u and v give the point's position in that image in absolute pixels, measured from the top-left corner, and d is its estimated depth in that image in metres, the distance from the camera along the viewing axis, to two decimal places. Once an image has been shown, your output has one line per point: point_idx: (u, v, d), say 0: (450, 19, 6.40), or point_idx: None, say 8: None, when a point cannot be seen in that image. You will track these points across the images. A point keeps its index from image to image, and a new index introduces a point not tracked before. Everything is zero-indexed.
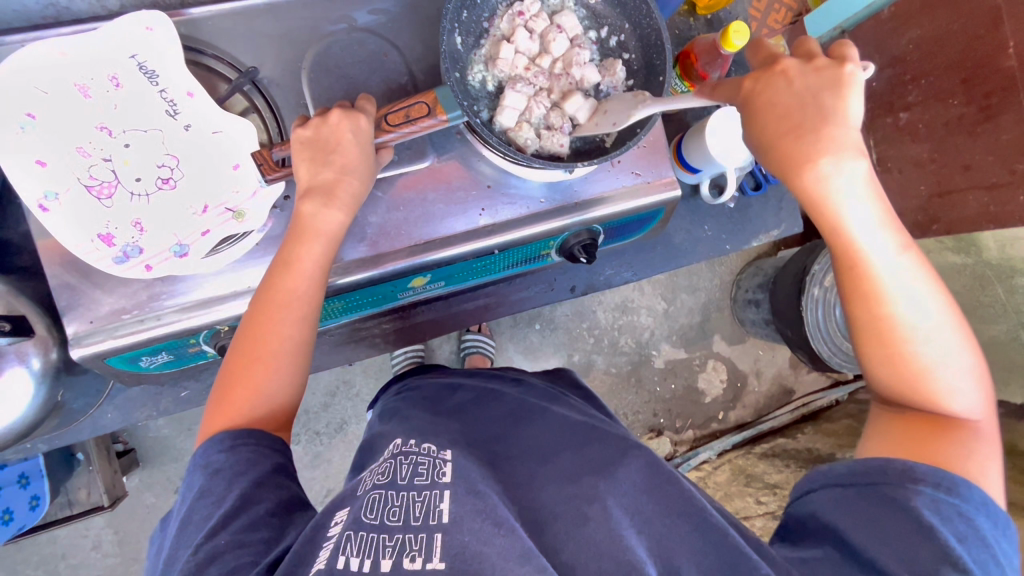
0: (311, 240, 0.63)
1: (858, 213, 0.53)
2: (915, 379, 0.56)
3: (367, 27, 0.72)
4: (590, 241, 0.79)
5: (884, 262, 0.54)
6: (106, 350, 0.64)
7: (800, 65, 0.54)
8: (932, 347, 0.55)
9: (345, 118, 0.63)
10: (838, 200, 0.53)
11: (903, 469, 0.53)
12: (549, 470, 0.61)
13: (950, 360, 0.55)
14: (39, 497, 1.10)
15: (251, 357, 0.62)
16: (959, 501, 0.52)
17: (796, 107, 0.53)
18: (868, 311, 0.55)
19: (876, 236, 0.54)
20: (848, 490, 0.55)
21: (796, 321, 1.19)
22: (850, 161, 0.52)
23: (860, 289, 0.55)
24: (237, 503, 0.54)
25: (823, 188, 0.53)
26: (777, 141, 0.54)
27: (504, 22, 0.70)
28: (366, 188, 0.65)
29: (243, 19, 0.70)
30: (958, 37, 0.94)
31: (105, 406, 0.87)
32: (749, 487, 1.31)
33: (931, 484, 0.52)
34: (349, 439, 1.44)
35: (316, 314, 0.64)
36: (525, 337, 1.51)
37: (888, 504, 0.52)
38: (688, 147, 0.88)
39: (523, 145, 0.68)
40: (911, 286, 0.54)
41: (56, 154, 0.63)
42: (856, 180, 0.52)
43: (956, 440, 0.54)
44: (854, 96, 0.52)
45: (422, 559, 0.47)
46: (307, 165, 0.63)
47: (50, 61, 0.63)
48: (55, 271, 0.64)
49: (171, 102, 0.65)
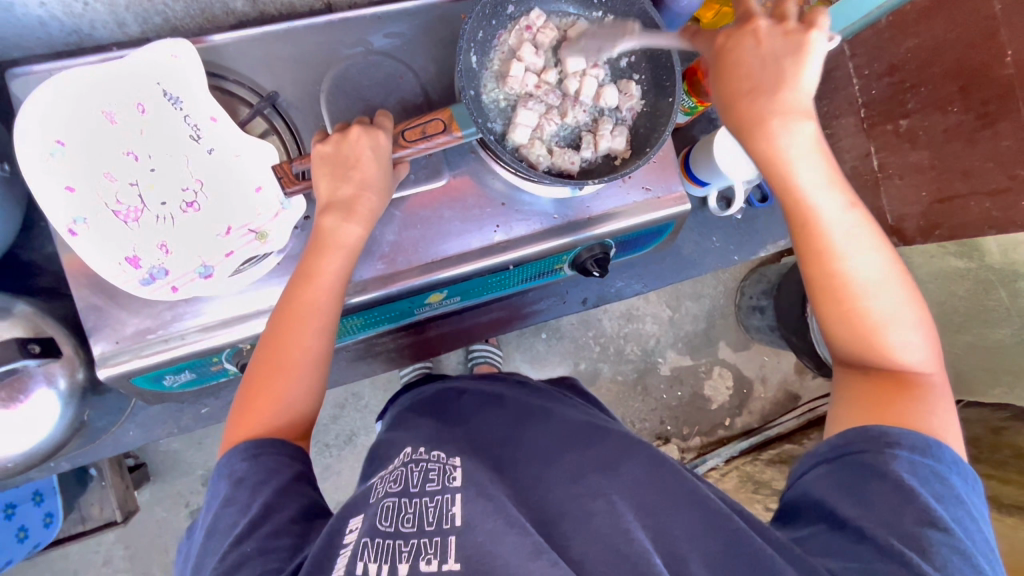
0: (332, 252, 0.64)
1: (809, 172, 0.57)
2: (870, 335, 0.59)
3: (383, 50, 0.74)
4: (602, 254, 0.80)
5: (835, 217, 0.58)
6: (133, 369, 0.65)
7: (770, 28, 0.57)
8: (881, 298, 0.59)
9: (365, 135, 0.65)
10: (793, 157, 0.56)
11: (877, 435, 0.55)
12: (554, 469, 0.62)
13: (896, 313, 0.59)
14: (52, 514, 1.11)
15: (275, 368, 0.63)
16: (933, 462, 0.54)
17: (758, 68, 0.56)
18: (821, 268, 0.59)
19: (827, 191, 0.57)
20: (833, 465, 0.57)
21: (801, 328, 1.22)
22: (799, 120, 0.56)
23: (815, 245, 0.58)
24: (262, 511, 0.54)
25: (785, 143, 0.56)
26: (735, 98, 0.57)
27: (512, 38, 0.72)
28: (383, 204, 0.67)
29: (261, 44, 0.72)
30: (956, 44, 0.95)
31: (127, 424, 0.87)
32: (758, 494, 1.33)
33: (908, 448, 0.54)
34: (359, 451, 1.45)
35: (336, 325, 0.65)
36: (531, 347, 1.52)
37: (868, 472, 0.54)
38: (695, 161, 0.90)
39: (535, 162, 0.69)
40: (857, 241, 0.58)
41: (84, 180, 0.64)
42: (805, 139, 0.56)
43: (913, 398, 0.57)
44: (811, 61, 0.55)
45: (438, 561, 0.48)
46: (327, 180, 0.64)
47: (78, 89, 0.65)
48: (83, 292, 0.65)
49: (195, 127, 0.67)
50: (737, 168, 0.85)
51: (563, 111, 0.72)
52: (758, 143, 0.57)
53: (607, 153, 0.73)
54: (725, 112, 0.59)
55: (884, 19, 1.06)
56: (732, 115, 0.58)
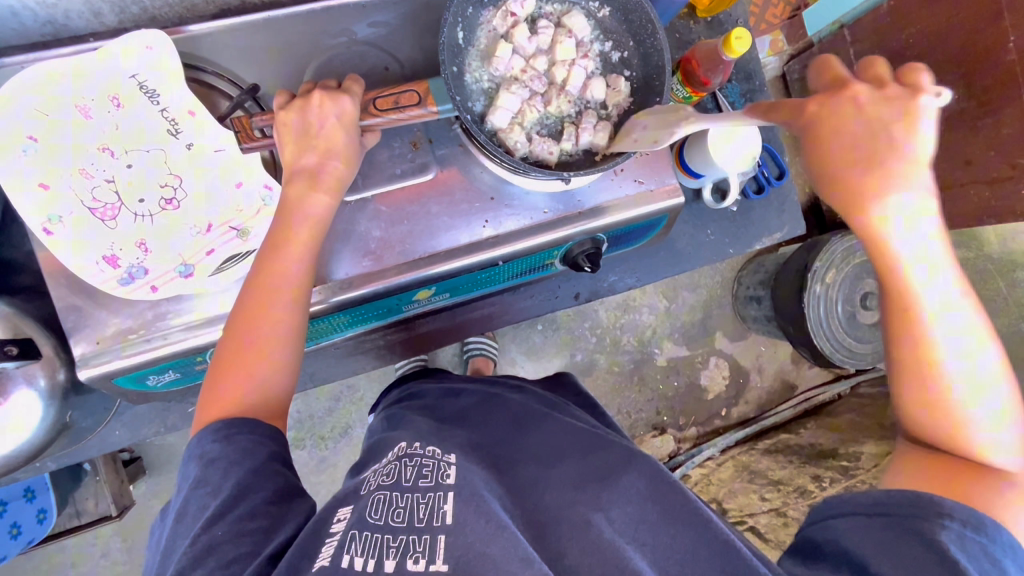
0: (297, 223, 0.62)
1: (916, 257, 0.49)
2: (956, 422, 0.54)
3: (367, 40, 0.72)
4: (594, 249, 0.79)
5: (936, 301, 0.51)
6: (114, 370, 0.64)
7: (869, 93, 0.48)
8: (974, 390, 0.53)
9: (327, 100, 0.63)
10: (904, 241, 0.49)
11: (929, 502, 0.51)
12: (550, 475, 0.61)
13: (991, 408, 0.54)
14: (45, 510, 1.11)
15: (245, 342, 0.61)
16: (985, 540, 0.50)
17: (864, 138, 0.47)
18: (913, 353, 0.53)
19: (937, 282, 0.50)
20: (871, 520, 0.53)
21: (797, 319, 1.22)
22: (923, 197, 0.47)
23: (907, 328, 0.53)
24: (234, 492, 0.53)
25: (882, 226, 0.48)
26: (841, 170, 0.48)
27: (499, 20, 0.69)
28: (351, 172, 0.65)
29: (242, 34, 0.69)
30: (959, 27, 0.98)
31: (113, 423, 0.86)
32: (753, 483, 1.34)
33: (959, 520, 0.50)
34: (355, 443, 1.44)
35: (306, 299, 0.64)
36: (528, 339, 1.51)
37: (910, 535, 0.51)
38: (689, 153, 0.88)
39: (513, 147, 0.68)
40: (959, 329, 0.52)
41: (59, 177, 0.62)
42: (921, 222, 0.48)
43: (1000, 495, 0.52)
44: (926, 132, 0.46)
45: (426, 561, 0.47)
46: (292, 146, 0.62)
47: (51, 82, 0.63)
48: (61, 291, 0.64)
49: (173, 121, 0.65)
50: (733, 161, 0.84)
51: (547, 99, 0.70)
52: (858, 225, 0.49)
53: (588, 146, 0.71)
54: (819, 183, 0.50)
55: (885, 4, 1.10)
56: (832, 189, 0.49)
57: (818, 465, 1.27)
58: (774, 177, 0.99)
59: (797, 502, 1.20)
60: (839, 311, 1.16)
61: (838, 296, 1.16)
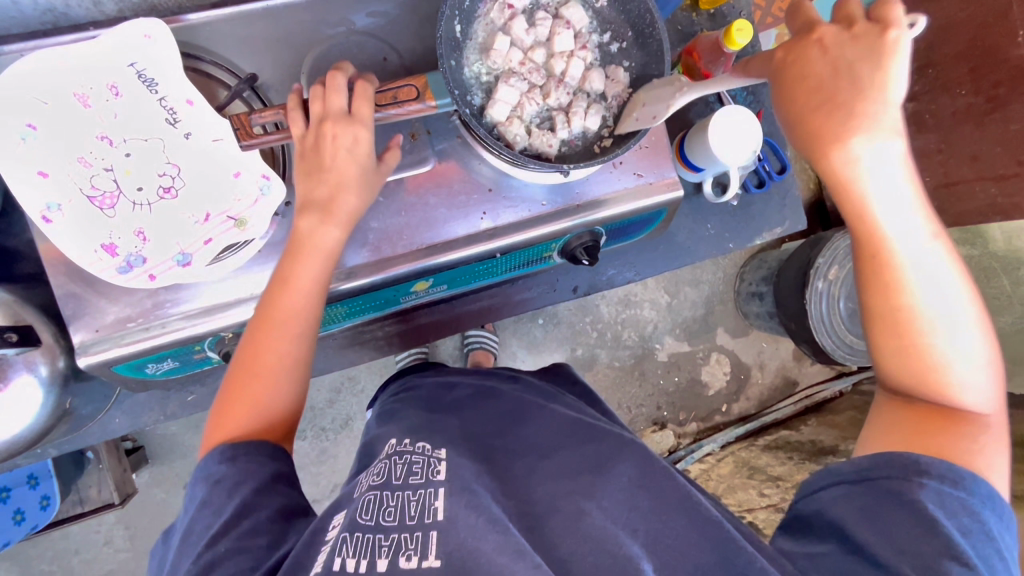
0: (308, 257, 0.63)
1: (886, 193, 0.51)
2: (930, 368, 0.54)
3: (366, 29, 0.71)
4: (593, 242, 0.79)
5: (907, 239, 0.52)
6: (113, 358, 0.65)
7: (838, 33, 0.50)
8: (948, 332, 0.54)
9: (339, 132, 0.61)
10: (871, 177, 0.50)
11: (908, 463, 0.53)
12: (544, 466, 0.62)
13: (965, 351, 0.54)
14: (49, 497, 1.12)
15: (252, 374, 0.62)
16: (964, 494, 0.52)
17: (829, 78, 0.50)
18: (884, 299, 0.54)
19: (907, 220, 0.52)
20: (854, 488, 0.54)
21: (798, 314, 1.21)
22: (888, 131, 0.49)
23: (878, 271, 0.54)
24: (238, 511, 0.54)
25: (851, 161, 0.50)
26: (806, 108, 0.51)
27: (496, 12, 0.69)
28: (364, 204, 0.65)
29: (240, 23, 0.69)
30: (968, 25, 0.99)
31: (113, 411, 0.87)
32: (752, 479, 1.35)
33: (937, 477, 0.52)
34: (356, 434, 1.45)
35: (313, 332, 0.65)
36: (529, 332, 1.51)
37: (892, 499, 0.52)
38: (690, 146, 0.87)
39: (512, 140, 0.68)
40: (927, 271, 0.53)
41: (58, 166, 0.62)
42: (888, 160, 0.50)
43: (968, 447, 0.53)
44: (893, 65, 0.48)
45: (418, 558, 0.47)
46: (303, 180, 0.63)
47: (50, 70, 0.63)
48: (60, 280, 0.64)
49: (170, 110, 0.65)
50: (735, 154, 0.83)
51: (546, 91, 0.69)
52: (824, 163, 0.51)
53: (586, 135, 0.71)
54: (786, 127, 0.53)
55: None
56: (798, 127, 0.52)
57: (817, 462, 1.27)
58: (776, 172, 0.99)
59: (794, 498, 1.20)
60: (841, 308, 1.16)
61: (841, 292, 1.15)
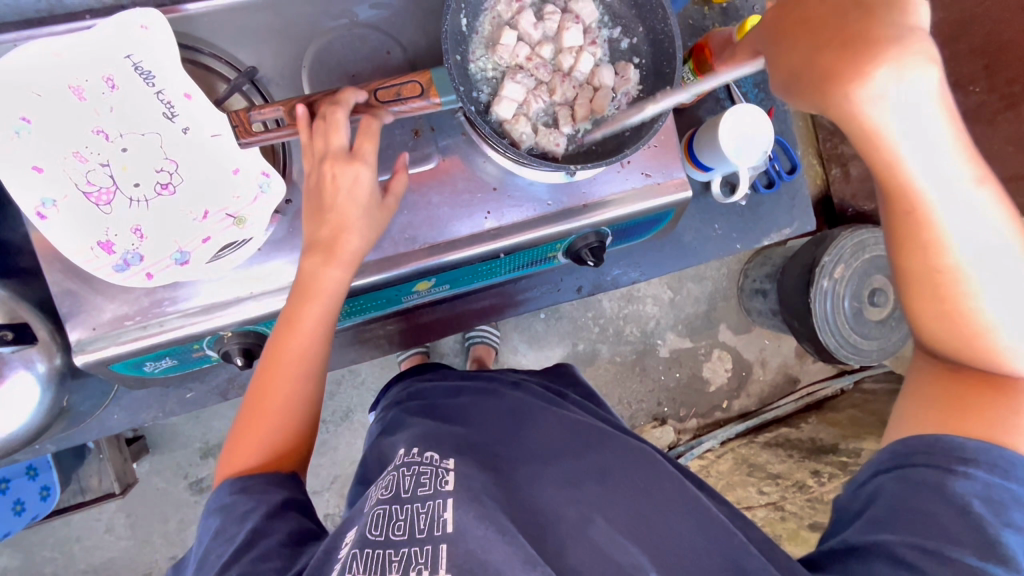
0: (314, 300, 0.62)
1: (916, 145, 0.43)
2: (970, 331, 0.50)
3: (369, 22, 0.69)
4: (598, 243, 0.77)
5: (946, 196, 0.45)
6: (110, 356, 0.64)
7: None
8: (994, 290, 0.49)
9: (341, 169, 0.61)
10: (898, 132, 0.42)
11: (950, 448, 0.51)
12: (547, 473, 0.61)
13: (1012, 308, 0.49)
14: (48, 488, 1.11)
15: (259, 413, 0.64)
16: (1014, 487, 0.49)
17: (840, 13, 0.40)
18: (922, 257, 0.48)
19: (944, 174, 0.45)
20: (891, 475, 0.54)
21: (802, 311, 1.20)
22: (920, 61, 0.38)
23: (914, 231, 0.48)
24: (249, 537, 0.55)
25: (878, 113, 0.41)
26: (817, 51, 0.41)
27: (503, 6, 0.67)
28: (367, 246, 0.64)
29: (240, 14, 0.67)
30: (980, 20, 0.96)
31: (111, 407, 0.86)
32: (752, 477, 1.34)
33: (986, 467, 0.50)
34: (356, 426, 1.45)
35: (317, 370, 0.67)
36: (530, 327, 1.50)
37: (930, 491, 0.51)
38: (699, 144, 0.86)
39: (518, 139, 0.66)
40: (972, 221, 0.47)
41: (52, 159, 0.61)
42: (922, 102, 0.40)
43: (1017, 408, 0.50)
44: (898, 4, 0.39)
45: (428, 573, 0.48)
46: (310, 222, 0.63)
47: (43, 60, 0.61)
48: (56, 278, 0.63)
49: (168, 104, 0.63)
50: (742, 154, 0.81)
51: (552, 88, 0.68)
52: (843, 120, 0.42)
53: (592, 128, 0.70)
54: (785, 80, 0.44)
55: None
56: (805, 83, 0.42)
57: (817, 460, 1.28)
58: (785, 171, 0.98)
59: (795, 497, 1.23)
60: (846, 307, 1.15)
61: (847, 292, 1.14)
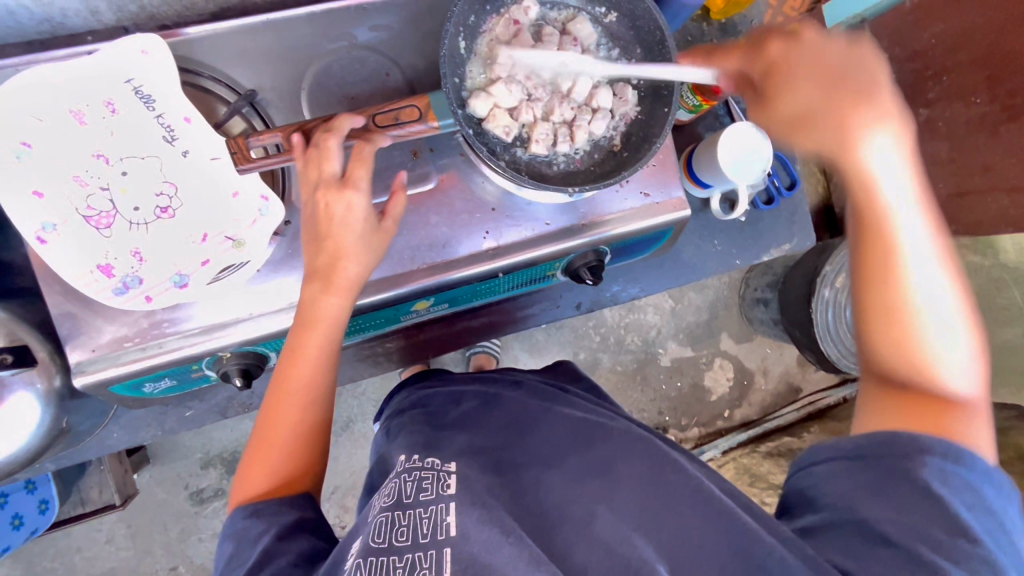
0: (318, 328, 0.63)
1: (892, 183, 0.52)
2: (921, 358, 0.54)
3: (368, 44, 0.70)
4: (596, 262, 0.77)
5: (909, 228, 0.53)
6: (110, 378, 0.64)
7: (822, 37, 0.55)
8: (938, 323, 0.53)
9: (334, 198, 0.61)
10: (873, 163, 0.52)
11: (910, 441, 0.52)
12: (552, 473, 0.60)
13: (953, 344, 0.54)
14: (47, 501, 1.12)
15: (268, 442, 0.65)
16: (964, 471, 0.51)
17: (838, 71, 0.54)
18: (880, 286, 0.54)
19: (905, 207, 0.53)
20: (851, 464, 0.53)
21: (803, 322, 1.20)
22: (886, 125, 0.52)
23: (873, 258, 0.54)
24: (261, 558, 0.56)
25: (869, 151, 0.52)
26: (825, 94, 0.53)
27: (501, 28, 0.68)
28: (365, 271, 0.64)
29: (240, 37, 0.68)
30: (983, 30, 0.95)
31: (111, 425, 0.87)
32: (754, 488, 1.33)
33: (940, 454, 0.51)
34: (355, 436, 1.45)
35: (321, 397, 0.67)
36: (531, 336, 1.50)
37: (896, 477, 0.51)
38: (698, 160, 0.86)
39: (512, 160, 0.68)
40: (925, 260, 0.53)
41: (53, 183, 0.61)
42: (893, 152, 0.52)
43: (960, 423, 0.52)
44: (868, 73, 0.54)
45: None
46: (308, 250, 0.64)
47: (43, 85, 0.61)
48: (58, 300, 0.63)
49: (168, 128, 0.64)
50: (738, 173, 0.81)
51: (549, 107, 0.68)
52: (850, 159, 0.53)
53: (588, 148, 0.70)
54: (793, 118, 0.55)
55: (909, 3, 1.08)
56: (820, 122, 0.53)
57: None
58: (786, 187, 0.98)
59: None
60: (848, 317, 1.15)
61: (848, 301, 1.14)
